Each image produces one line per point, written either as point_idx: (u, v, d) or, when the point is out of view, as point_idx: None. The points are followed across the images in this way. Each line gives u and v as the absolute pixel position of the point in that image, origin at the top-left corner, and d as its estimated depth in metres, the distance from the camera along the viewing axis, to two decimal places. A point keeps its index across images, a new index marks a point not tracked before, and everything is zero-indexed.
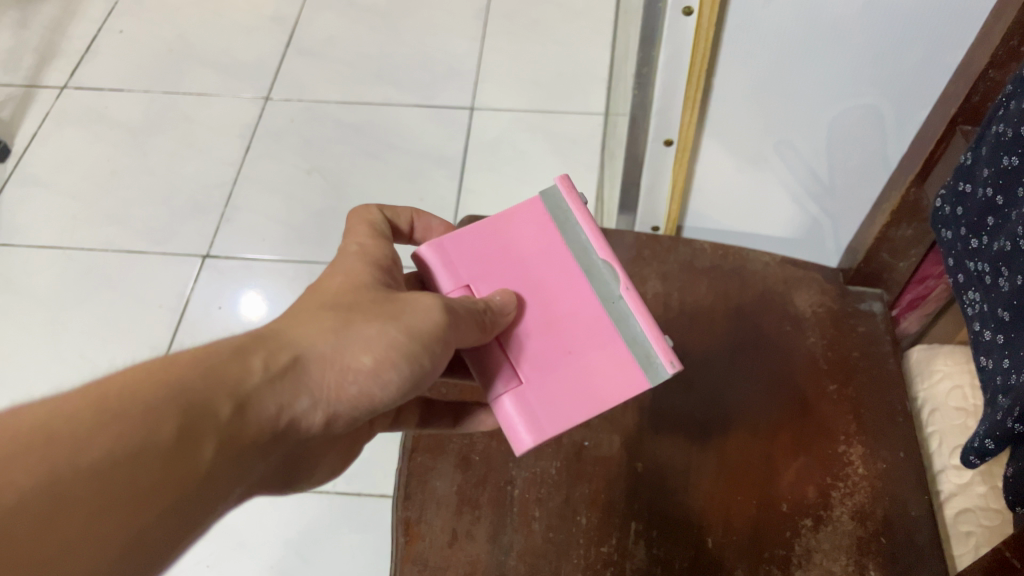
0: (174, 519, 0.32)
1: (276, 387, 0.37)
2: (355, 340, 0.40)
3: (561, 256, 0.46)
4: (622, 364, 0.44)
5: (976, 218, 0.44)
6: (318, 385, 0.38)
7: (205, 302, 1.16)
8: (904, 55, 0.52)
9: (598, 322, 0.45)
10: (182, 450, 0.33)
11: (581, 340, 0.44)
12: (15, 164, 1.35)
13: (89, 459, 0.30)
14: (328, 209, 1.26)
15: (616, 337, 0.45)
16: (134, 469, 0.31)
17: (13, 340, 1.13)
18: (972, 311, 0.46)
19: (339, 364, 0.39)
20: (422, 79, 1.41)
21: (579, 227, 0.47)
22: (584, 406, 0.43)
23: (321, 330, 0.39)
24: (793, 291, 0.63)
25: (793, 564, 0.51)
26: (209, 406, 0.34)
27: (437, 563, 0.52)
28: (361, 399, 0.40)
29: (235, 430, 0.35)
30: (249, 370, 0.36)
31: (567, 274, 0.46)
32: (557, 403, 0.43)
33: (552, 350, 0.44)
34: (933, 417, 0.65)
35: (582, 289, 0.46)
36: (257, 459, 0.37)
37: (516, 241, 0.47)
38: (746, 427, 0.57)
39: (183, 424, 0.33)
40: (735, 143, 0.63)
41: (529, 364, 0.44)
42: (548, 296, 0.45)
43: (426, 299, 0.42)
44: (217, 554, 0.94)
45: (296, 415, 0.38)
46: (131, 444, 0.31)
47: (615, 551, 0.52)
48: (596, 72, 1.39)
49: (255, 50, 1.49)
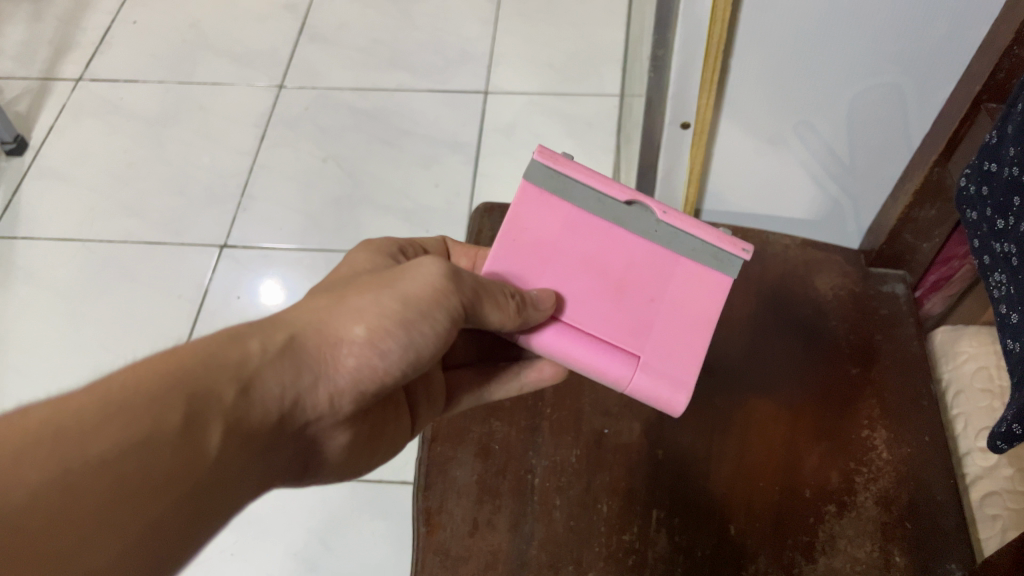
0: (190, 508, 0.33)
1: (277, 364, 0.39)
2: (350, 313, 0.41)
3: (585, 223, 0.46)
4: (699, 276, 0.46)
5: (1003, 198, 0.43)
6: (316, 361, 0.40)
7: (223, 291, 1.17)
8: (926, 31, 0.51)
9: (655, 256, 0.46)
10: (190, 437, 0.34)
11: (657, 285, 0.46)
12: (33, 156, 1.35)
13: (96, 452, 0.31)
14: (344, 197, 1.26)
15: (677, 255, 0.46)
16: (143, 457, 0.32)
17: (36, 332, 1.14)
18: (998, 294, 0.45)
19: (334, 338, 0.41)
20: (436, 64, 1.41)
21: (581, 185, 0.46)
22: (696, 332, 0.46)
23: (317, 309, 0.42)
24: (814, 274, 0.63)
25: (817, 551, 0.50)
26: (212, 390, 0.35)
27: (458, 553, 0.52)
28: (363, 370, 0.42)
29: (239, 413, 0.36)
30: (248, 354, 0.38)
31: (597, 235, 0.46)
32: (679, 355, 0.46)
33: (634, 302, 0.46)
34: (959, 399, 0.67)
35: (622, 238, 0.46)
36: (264, 441, 0.38)
37: (540, 233, 0.47)
38: (768, 409, 0.56)
39: (188, 413, 0.34)
40: (754, 123, 0.62)
41: (627, 329, 0.46)
42: (595, 260, 0.46)
43: (430, 266, 0.44)
44: (240, 541, 0.95)
45: (301, 393, 0.40)
46: (139, 433, 0.32)
47: (637, 539, 0.52)
48: (611, 53, 1.38)
49: (269, 38, 1.49)
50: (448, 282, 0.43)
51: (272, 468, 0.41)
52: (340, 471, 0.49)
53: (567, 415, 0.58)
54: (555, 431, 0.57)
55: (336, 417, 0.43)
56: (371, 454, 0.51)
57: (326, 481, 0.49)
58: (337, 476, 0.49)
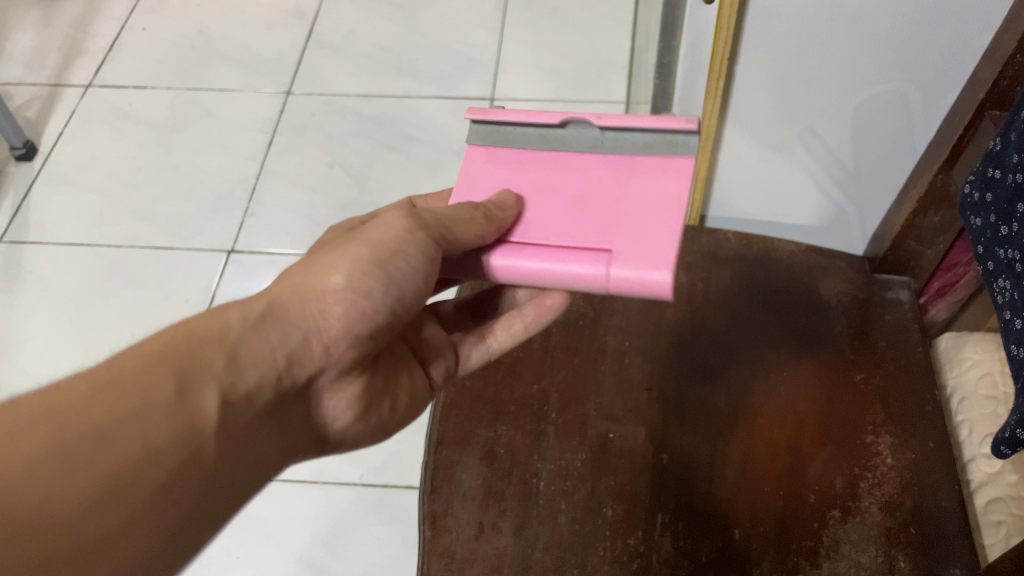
0: (191, 470, 0.35)
1: (262, 330, 0.40)
2: (323, 268, 0.43)
3: (534, 160, 0.49)
4: (656, 167, 0.46)
5: (1007, 205, 0.43)
6: (301, 320, 0.41)
7: (231, 295, 1.17)
8: (930, 39, 0.52)
9: (608, 164, 0.47)
10: (184, 402, 0.36)
11: (616, 186, 0.46)
12: (42, 162, 1.36)
13: (91, 423, 0.33)
14: (351, 202, 1.27)
15: (630, 157, 0.47)
16: (139, 426, 0.34)
17: (45, 335, 1.15)
18: (1001, 299, 0.45)
19: (314, 293, 0.42)
20: (443, 71, 1.41)
21: (521, 126, 0.49)
22: (667, 213, 0.44)
23: (293, 277, 0.43)
24: (819, 280, 0.63)
25: (821, 556, 0.51)
26: (200, 358, 0.37)
27: (464, 556, 0.52)
28: (353, 317, 0.42)
29: (232, 378, 0.38)
30: (229, 323, 0.39)
31: (549, 165, 0.48)
32: (653, 236, 0.44)
33: (595, 206, 0.46)
34: (963, 405, 0.67)
35: (574, 159, 0.48)
36: (265, 405, 0.40)
37: (493, 180, 0.48)
38: (766, 412, 0.57)
39: (179, 380, 0.36)
40: (760, 130, 0.62)
41: (592, 227, 0.45)
42: (551, 185, 0.47)
43: (390, 214, 0.45)
44: (247, 545, 0.96)
45: (294, 351, 0.41)
46: (131, 403, 0.34)
47: (641, 543, 0.52)
48: (617, 60, 1.39)
49: (277, 45, 1.50)
50: (409, 220, 0.44)
51: (286, 435, 0.43)
52: (365, 436, 0.50)
53: (572, 420, 0.58)
54: (560, 436, 0.57)
55: (342, 368, 0.44)
56: (387, 425, 0.51)
57: (342, 449, 0.50)
58: (356, 442, 0.50)
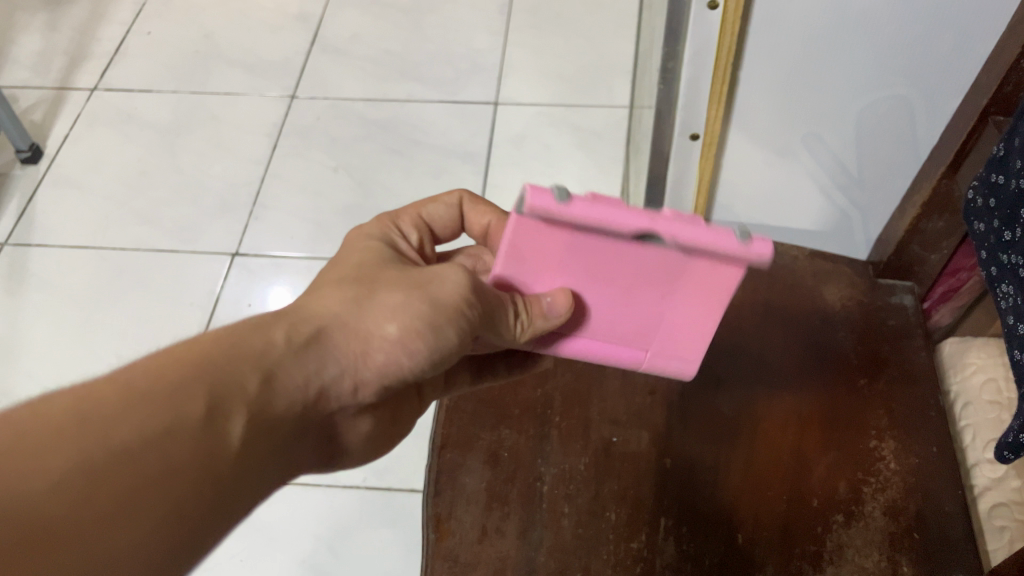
0: (208, 496, 0.34)
1: (301, 357, 0.40)
2: (379, 310, 0.42)
3: (586, 242, 0.43)
4: (713, 270, 0.43)
5: (1010, 210, 0.43)
6: (343, 355, 0.41)
7: (235, 299, 1.18)
8: (933, 44, 0.52)
9: (667, 261, 0.43)
10: (212, 426, 0.35)
11: (666, 284, 0.45)
12: (47, 165, 1.37)
13: (118, 438, 0.32)
14: (355, 206, 1.27)
15: (689, 259, 0.43)
16: (166, 445, 0.33)
17: (49, 338, 1.15)
18: (1005, 304, 0.46)
19: (364, 333, 0.42)
20: (447, 75, 1.42)
21: (576, 223, 0.41)
22: (708, 312, 0.46)
23: (343, 302, 0.43)
24: (822, 285, 0.63)
25: (825, 561, 0.50)
26: (235, 380, 0.36)
27: (468, 560, 0.52)
28: (389, 366, 0.43)
29: (262, 403, 0.37)
30: (272, 344, 0.39)
31: (600, 249, 0.43)
32: (689, 331, 0.48)
33: (643, 297, 0.46)
34: (967, 410, 0.67)
35: (630, 252, 0.43)
36: (286, 431, 0.39)
37: (543, 249, 0.44)
38: (775, 421, 0.56)
39: (210, 401, 0.35)
40: (764, 135, 0.62)
41: (632, 322, 0.48)
42: (599, 266, 0.45)
43: (455, 274, 0.44)
44: (249, 549, 0.96)
45: (325, 384, 0.41)
46: (161, 421, 0.33)
47: (645, 547, 0.52)
48: (621, 65, 1.39)
49: (282, 49, 1.50)
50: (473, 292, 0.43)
51: (295, 462, 0.42)
52: (360, 454, 0.48)
53: (576, 424, 0.58)
54: (564, 439, 0.57)
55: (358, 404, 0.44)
56: (382, 441, 0.50)
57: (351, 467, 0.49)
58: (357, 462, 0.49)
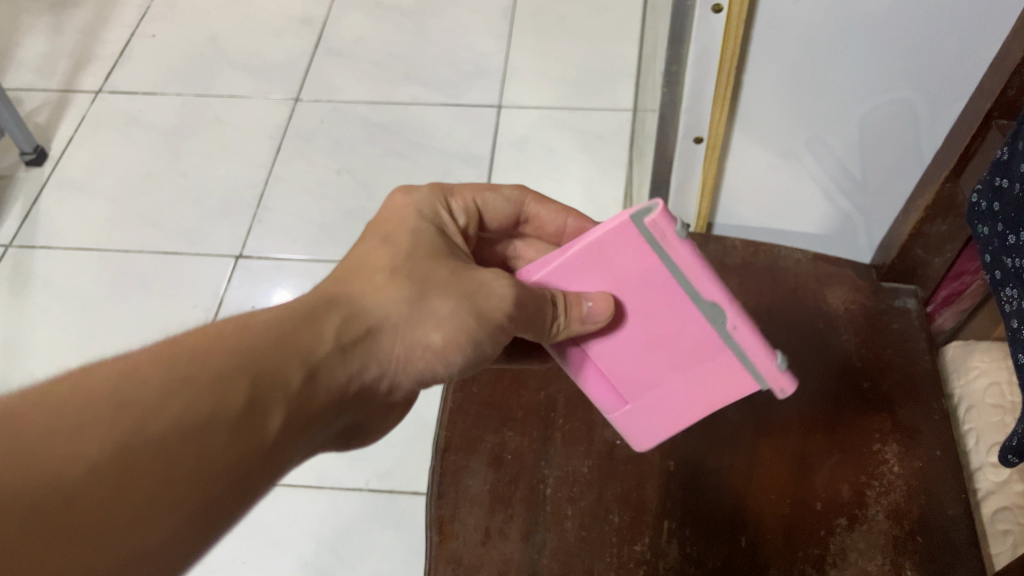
0: (238, 489, 0.34)
1: (347, 355, 0.41)
2: (428, 317, 0.43)
3: (654, 282, 0.45)
4: (732, 370, 0.47)
5: (1014, 215, 0.43)
6: (386, 357, 0.43)
7: (238, 301, 1.18)
8: (937, 47, 0.52)
9: (703, 339, 0.46)
10: (251, 419, 0.35)
11: (687, 358, 0.47)
12: (52, 167, 1.37)
13: (158, 426, 0.32)
14: (358, 209, 1.27)
15: (725, 350, 0.46)
16: (205, 437, 0.33)
17: (53, 340, 1.16)
18: (1009, 308, 0.46)
19: (411, 339, 0.43)
20: (450, 78, 1.42)
21: (670, 258, 0.43)
22: (699, 403, 0.49)
23: (394, 301, 0.43)
24: (826, 289, 0.63)
25: (827, 564, 0.50)
26: (279, 373, 0.37)
27: (471, 562, 0.52)
28: (425, 372, 0.44)
29: (303, 397, 0.38)
30: (321, 339, 0.40)
31: (658, 295, 0.46)
32: (675, 410, 0.50)
33: (661, 358, 0.48)
34: (970, 414, 0.67)
35: (682, 313, 0.45)
36: (325, 421, 0.40)
37: (618, 263, 0.45)
38: (780, 424, 0.56)
39: (252, 395, 0.35)
40: (768, 137, 0.62)
41: (637, 371, 0.49)
42: (643, 314, 0.47)
43: (503, 287, 0.45)
44: (252, 550, 0.96)
45: (364, 383, 0.42)
46: (201, 412, 0.33)
47: (648, 549, 0.52)
48: (624, 69, 1.39)
49: (286, 52, 1.51)
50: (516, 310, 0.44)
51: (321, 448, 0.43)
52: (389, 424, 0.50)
53: (579, 428, 0.58)
54: (567, 442, 0.57)
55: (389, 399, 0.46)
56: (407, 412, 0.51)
57: (372, 439, 0.50)
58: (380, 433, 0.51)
